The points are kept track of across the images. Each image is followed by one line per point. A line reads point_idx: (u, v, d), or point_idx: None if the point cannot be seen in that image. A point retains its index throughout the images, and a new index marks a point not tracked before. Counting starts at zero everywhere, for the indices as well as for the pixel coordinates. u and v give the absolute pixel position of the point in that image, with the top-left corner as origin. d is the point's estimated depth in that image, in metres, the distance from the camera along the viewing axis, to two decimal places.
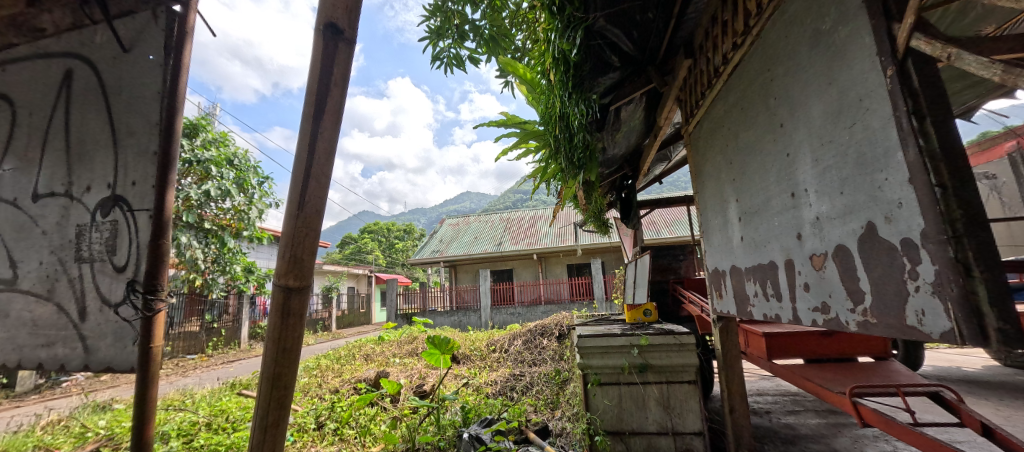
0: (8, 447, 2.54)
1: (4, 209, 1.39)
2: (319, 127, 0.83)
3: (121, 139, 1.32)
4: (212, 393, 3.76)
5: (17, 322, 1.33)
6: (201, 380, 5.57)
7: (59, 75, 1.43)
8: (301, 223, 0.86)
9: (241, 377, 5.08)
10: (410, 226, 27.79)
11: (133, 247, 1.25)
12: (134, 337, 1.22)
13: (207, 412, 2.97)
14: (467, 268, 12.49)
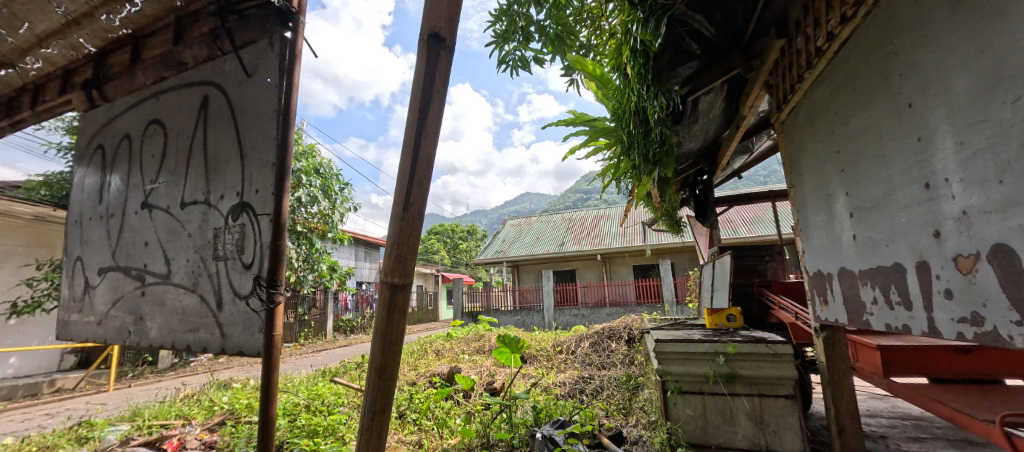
0: (158, 413, 3.05)
1: (161, 215, 1.66)
2: (421, 133, 0.87)
3: (246, 153, 1.51)
4: (308, 378, 4.19)
5: (171, 309, 1.58)
6: (297, 367, 6.25)
7: (198, 101, 1.68)
8: (405, 224, 0.91)
9: (330, 365, 5.61)
10: (473, 226, 28.67)
11: (259, 247, 1.42)
12: (260, 326, 1.38)
13: (306, 395, 3.32)
14: (529, 268, 12.60)
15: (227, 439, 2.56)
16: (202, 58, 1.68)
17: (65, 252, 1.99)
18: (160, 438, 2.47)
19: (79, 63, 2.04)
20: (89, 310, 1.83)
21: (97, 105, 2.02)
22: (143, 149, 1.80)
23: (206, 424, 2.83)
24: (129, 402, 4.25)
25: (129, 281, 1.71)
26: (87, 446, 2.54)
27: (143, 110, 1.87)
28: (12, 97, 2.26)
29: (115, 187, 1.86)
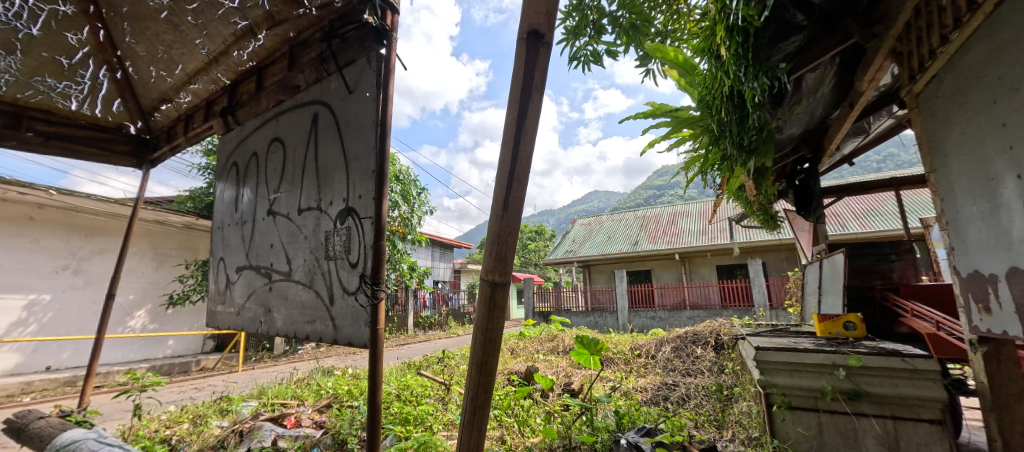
0: (279, 393, 3.52)
1: (284, 221, 1.91)
2: (520, 132, 0.87)
3: (351, 162, 1.66)
4: (397, 370, 4.52)
5: (293, 303, 1.80)
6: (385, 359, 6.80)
7: (310, 119, 1.89)
8: (505, 223, 0.92)
9: (414, 359, 6.01)
10: (540, 226, 28.73)
11: (364, 248, 1.55)
12: (366, 319, 1.50)
13: (396, 385, 3.59)
14: (600, 269, 12.30)
15: (334, 420, 2.86)
16: (312, 80, 1.89)
17: (211, 253, 2.37)
18: (282, 415, 2.84)
19: (216, 94, 2.42)
20: (230, 302, 2.16)
21: (231, 129, 2.38)
22: (267, 164, 2.08)
23: (316, 406, 3.20)
24: (255, 382, 4.97)
25: (259, 278, 1.99)
26: (228, 417, 3.01)
27: (265, 131, 2.16)
28: (170, 127, 2.76)
29: (247, 198, 2.17)
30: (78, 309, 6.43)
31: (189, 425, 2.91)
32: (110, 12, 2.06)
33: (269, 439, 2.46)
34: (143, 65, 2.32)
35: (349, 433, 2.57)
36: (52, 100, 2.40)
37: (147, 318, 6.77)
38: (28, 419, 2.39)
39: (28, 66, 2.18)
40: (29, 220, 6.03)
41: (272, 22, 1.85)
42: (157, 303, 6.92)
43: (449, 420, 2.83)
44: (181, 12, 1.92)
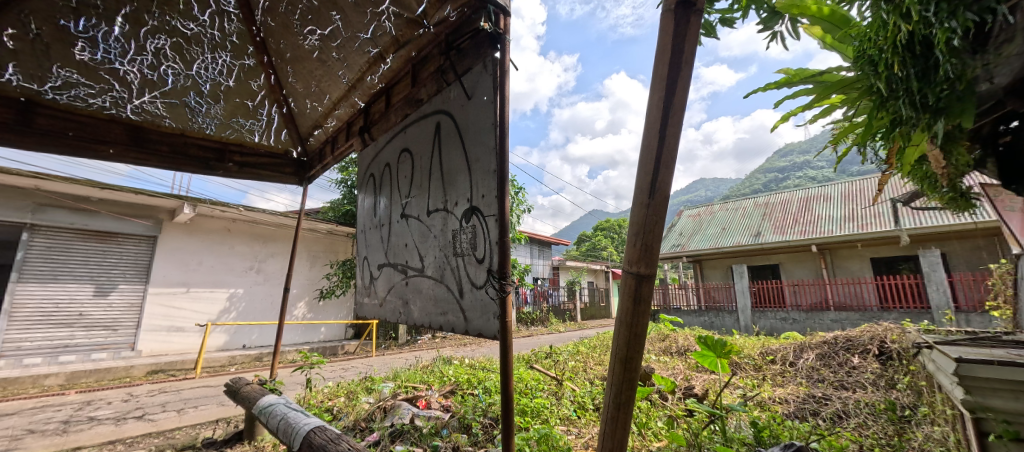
0: (410, 378, 3.97)
1: (415, 222, 2.12)
2: (668, 116, 0.82)
3: (473, 164, 1.76)
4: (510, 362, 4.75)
5: (427, 296, 1.99)
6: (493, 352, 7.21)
7: (433, 128, 2.07)
8: (651, 211, 0.87)
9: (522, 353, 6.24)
10: None
11: (489, 245, 1.63)
12: (495, 313, 1.57)
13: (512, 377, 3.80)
14: (713, 264, 11.18)
15: (459, 405, 3.14)
16: (433, 92, 2.07)
17: (356, 253, 2.76)
18: (415, 396, 3.20)
19: (354, 116, 2.81)
20: (374, 295, 2.49)
21: (367, 145, 2.73)
22: (398, 172, 2.34)
23: (442, 390, 3.53)
24: (391, 367, 5.73)
25: (397, 274, 2.25)
26: (373, 395, 3.49)
27: (395, 143, 2.43)
28: (320, 149, 3.28)
29: (383, 204, 2.47)
30: (260, 300, 8.13)
31: (345, 398, 3.45)
32: (278, 59, 2.51)
33: (408, 417, 2.79)
34: (301, 99, 2.79)
35: (473, 419, 2.81)
36: (243, 135, 3.05)
37: (306, 308, 8.25)
38: (240, 383, 3.09)
39: (228, 111, 2.81)
40: (227, 230, 7.81)
41: (398, 45, 2.06)
42: (311, 297, 8.39)
43: (565, 415, 2.87)
44: (328, 50, 2.26)
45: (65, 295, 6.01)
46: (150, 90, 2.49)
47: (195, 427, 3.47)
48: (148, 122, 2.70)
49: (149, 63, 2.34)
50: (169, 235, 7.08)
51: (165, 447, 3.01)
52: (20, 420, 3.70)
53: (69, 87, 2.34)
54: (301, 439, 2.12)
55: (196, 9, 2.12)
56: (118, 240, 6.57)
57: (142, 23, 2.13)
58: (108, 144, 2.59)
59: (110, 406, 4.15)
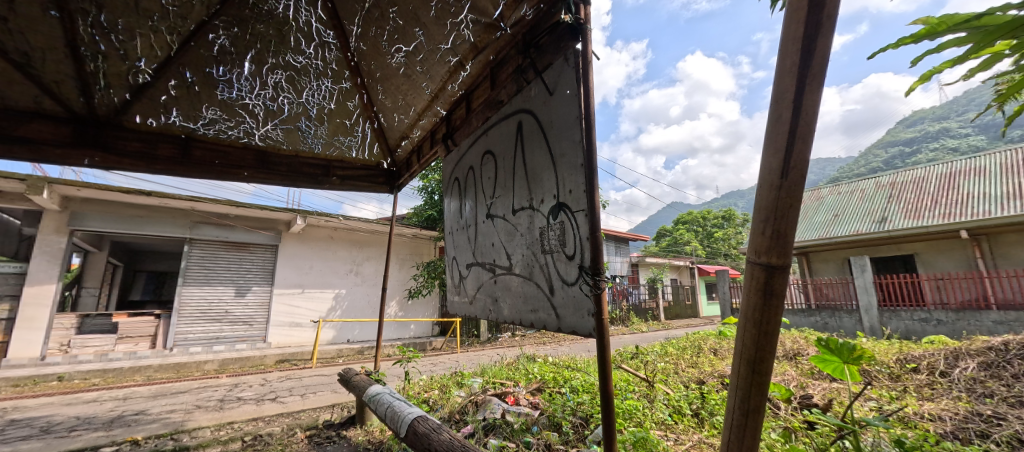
0: (497, 374, 4.12)
1: (501, 222, 2.17)
2: (804, 87, 0.72)
3: (558, 161, 1.75)
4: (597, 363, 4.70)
5: (517, 294, 2.02)
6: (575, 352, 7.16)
7: (515, 128, 2.10)
8: (784, 193, 0.77)
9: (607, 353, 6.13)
10: (729, 211, 24.72)
11: (579, 240, 1.59)
12: (590, 310, 1.52)
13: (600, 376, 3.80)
14: (823, 257, 9.81)
15: (547, 404, 3.16)
16: (514, 93, 2.10)
17: (445, 254, 2.90)
18: (504, 392, 3.29)
19: (437, 125, 2.97)
20: (464, 293, 2.60)
21: (451, 151, 2.88)
22: (482, 174, 2.42)
23: (529, 388, 3.58)
24: (478, 363, 6.00)
25: (485, 273, 2.32)
26: (464, 389, 3.68)
27: (478, 147, 2.52)
28: (407, 159, 3.53)
29: (469, 207, 2.57)
30: (359, 300, 9.04)
31: (439, 391, 3.68)
32: (369, 79, 2.73)
33: (499, 412, 2.88)
34: (390, 114, 3.02)
35: (563, 418, 2.81)
36: (343, 152, 3.41)
37: (397, 307, 9.00)
38: (351, 373, 3.44)
39: (331, 131, 3.15)
40: (330, 238, 8.82)
41: (476, 51, 2.13)
42: (401, 296, 9.13)
43: (661, 419, 2.73)
44: (413, 64, 2.41)
45: (214, 296, 7.29)
46: (272, 119, 2.89)
47: (316, 410, 3.97)
48: (271, 147, 3.14)
49: (270, 96, 2.72)
50: (287, 243, 8.21)
51: (295, 426, 3.49)
52: (192, 397, 4.58)
53: (214, 123, 2.81)
54: (406, 427, 2.29)
55: (303, 43, 2.41)
56: (249, 249, 7.78)
57: (264, 61, 2.48)
58: (244, 168, 3.08)
59: (252, 388, 4.94)
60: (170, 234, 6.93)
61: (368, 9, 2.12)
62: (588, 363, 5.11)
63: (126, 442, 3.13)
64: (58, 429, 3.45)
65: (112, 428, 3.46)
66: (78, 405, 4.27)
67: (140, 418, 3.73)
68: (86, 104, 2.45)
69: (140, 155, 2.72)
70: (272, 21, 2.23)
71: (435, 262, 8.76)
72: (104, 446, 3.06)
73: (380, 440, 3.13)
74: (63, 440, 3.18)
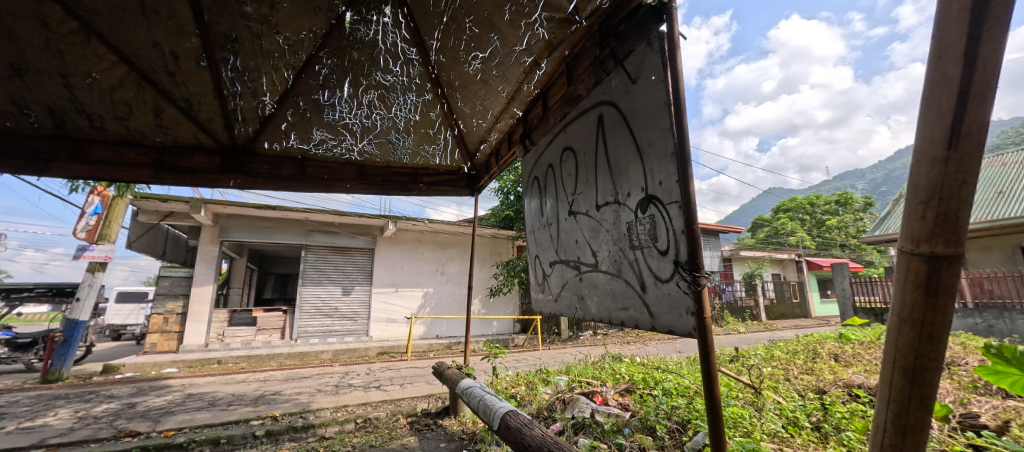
0: (582, 372, 4.15)
1: (585, 218, 2.14)
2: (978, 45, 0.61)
3: (645, 151, 1.67)
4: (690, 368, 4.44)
5: (605, 291, 1.97)
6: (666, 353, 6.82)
7: (595, 121, 2.06)
8: (953, 169, 0.64)
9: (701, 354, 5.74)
10: (844, 194, 21.31)
11: (671, 233, 1.49)
12: (688, 308, 1.40)
13: (695, 381, 3.63)
14: (982, 245, 8.00)
15: (638, 406, 3.07)
16: (593, 86, 2.05)
17: (527, 253, 2.95)
18: (591, 391, 3.27)
19: (514, 126, 3.03)
20: (548, 290, 2.62)
21: (529, 151, 2.91)
22: (562, 171, 2.41)
23: (617, 388, 3.56)
24: (562, 361, 6.02)
25: (570, 270, 2.30)
26: (550, 386, 3.72)
27: (557, 144, 2.51)
28: (486, 162, 3.66)
29: (550, 205, 2.58)
30: (445, 298, 9.63)
31: (525, 387, 3.76)
32: (448, 89, 2.88)
33: (588, 411, 2.85)
34: (469, 120, 3.15)
35: (657, 422, 2.69)
36: (428, 160, 3.65)
37: (481, 305, 9.43)
38: (444, 366, 3.67)
39: (417, 141, 3.40)
40: (418, 240, 9.52)
41: (551, 48, 2.12)
42: (483, 294, 9.54)
43: (774, 431, 2.46)
44: (489, 70, 2.49)
45: (326, 294, 8.35)
46: (368, 134, 3.21)
47: (414, 399, 4.32)
48: (368, 160, 3.49)
49: (365, 114, 3.01)
50: (381, 247, 9.07)
51: (398, 412, 3.84)
52: (314, 381, 5.32)
53: (322, 143, 3.21)
54: (499, 420, 2.37)
55: (390, 63, 2.64)
56: (351, 252, 8.75)
57: (359, 84, 2.76)
58: (346, 180, 3.47)
59: (361, 376, 5.57)
60: (290, 242, 8.12)
61: (446, 22, 2.24)
62: (682, 365, 4.80)
63: (268, 417, 3.73)
64: (221, 403, 4.25)
65: (257, 405, 4.15)
66: (233, 384, 5.22)
67: (277, 398, 4.44)
68: (229, 136, 2.96)
69: (269, 175, 3.22)
70: (364, 46, 2.47)
71: (514, 260, 8.97)
72: (253, 419, 3.69)
73: (473, 431, 3.30)
74: (225, 412, 3.90)
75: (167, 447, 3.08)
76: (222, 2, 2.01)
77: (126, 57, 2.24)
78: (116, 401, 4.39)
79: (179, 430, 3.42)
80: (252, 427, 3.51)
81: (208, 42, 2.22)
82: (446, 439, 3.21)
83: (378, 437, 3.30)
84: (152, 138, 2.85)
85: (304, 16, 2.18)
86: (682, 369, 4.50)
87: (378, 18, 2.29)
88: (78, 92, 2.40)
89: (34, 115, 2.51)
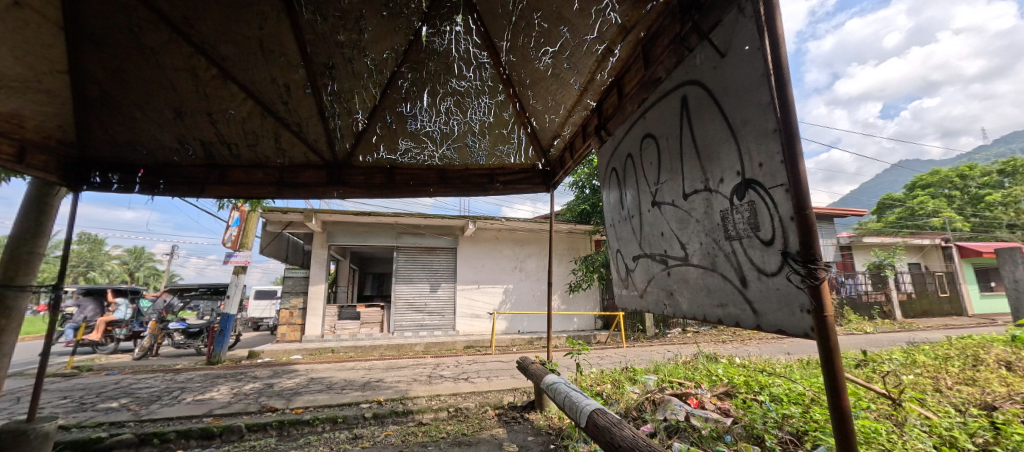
0: (673, 372, 3.94)
1: (670, 209, 2.00)
2: None
3: (739, 131, 1.50)
4: (803, 373, 3.96)
5: (697, 286, 1.83)
6: (773, 355, 6.11)
7: (678, 103, 1.91)
8: None
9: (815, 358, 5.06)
10: (1014, 161, 16.90)
11: (777, 221, 1.31)
12: (803, 305, 1.22)
13: (811, 387, 3.22)
14: None
15: (741, 413, 2.82)
16: (674, 65, 1.90)
17: (608, 247, 2.86)
18: (685, 393, 3.09)
19: (587, 118, 2.95)
20: (633, 286, 2.51)
21: (605, 142, 2.81)
22: (643, 160, 2.28)
23: (715, 391, 3.32)
24: (649, 359, 5.75)
25: (656, 265, 2.18)
26: (638, 386, 3.59)
27: (635, 132, 2.38)
28: (561, 157, 3.62)
29: (630, 196, 2.47)
30: (525, 294, 9.81)
31: (611, 385, 3.67)
32: (520, 88, 2.90)
33: (682, 414, 2.69)
34: (541, 116, 3.15)
35: (765, 431, 2.44)
36: (503, 159, 3.73)
37: (560, 300, 9.44)
38: (527, 361, 3.74)
39: (492, 142, 3.49)
40: (496, 238, 9.83)
41: (625, 32, 2.01)
42: (562, 290, 9.52)
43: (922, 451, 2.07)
44: (560, 64, 2.46)
45: (416, 291, 9.06)
46: (447, 140, 3.38)
47: (500, 391, 4.48)
48: (448, 165, 3.68)
49: (443, 120, 3.18)
50: (463, 246, 9.55)
51: (486, 403, 4.02)
52: (410, 371, 5.81)
53: (407, 152, 3.47)
54: (586, 418, 2.34)
55: (464, 69, 2.75)
56: (436, 252, 9.37)
57: (437, 93, 2.93)
58: (429, 184, 3.71)
59: (451, 368, 5.95)
60: (384, 244, 8.96)
61: (515, 21, 2.27)
62: (792, 369, 4.25)
63: (374, 401, 4.17)
64: (336, 387, 4.87)
65: (365, 391, 4.67)
66: (345, 371, 5.95)
67: (380, 385, 4.95)
68: (331, 152, 3.35)
69: (364, 185, 3.58)
70: (440, 56, 2.62)
71: (592, 256, 8.78)
72: (362, 402, 4.15)
73: (560, 427, 3.32)
74: (340, 395, 4.46)
75: (298, 422, 3.63)
76: (320, 34, 2.31)
77: (253, 92, 2.68)
78: (259, 381, 5.30)
79: (306, 408, 3.99)
80: (362, 409, 3.97)
81: (311, 71, 2.56)
82: (534, 433, 3.27)
83: (469, 426, 3.49)
84: (273, 161, 3.34)
85: (386, 36, 2.39)
86: (793, 374, 3.99)
87: (450, 27, 2.41)
88: (220, 126, 2.93)
89: (191, 149, 3.11)
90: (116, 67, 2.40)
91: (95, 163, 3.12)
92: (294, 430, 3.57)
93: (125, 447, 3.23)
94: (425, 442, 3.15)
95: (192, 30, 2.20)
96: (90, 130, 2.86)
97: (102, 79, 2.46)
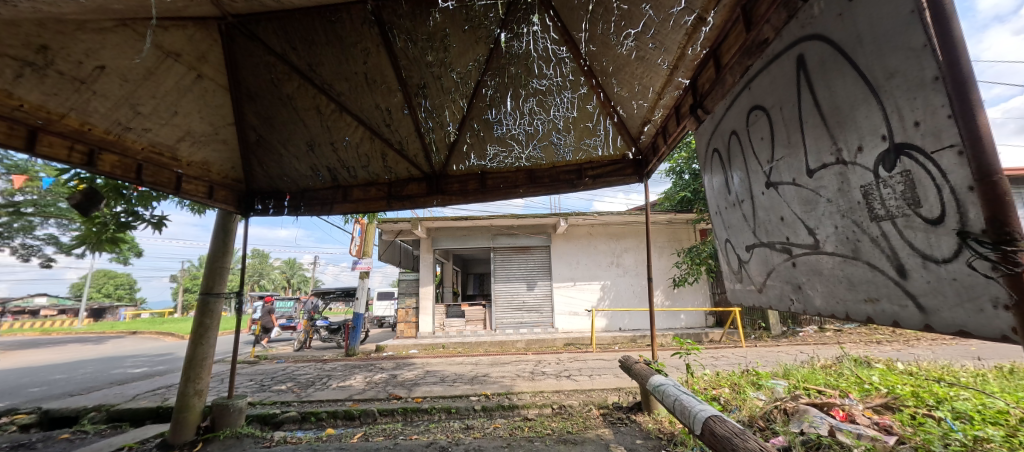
0: (808, 377, 3.40)
1: (792, 189, 1.72)
2: None
3: (882, 86, 1.22)
4: (1004, 386, 3.08)
5: (833, 278, 1.54)
6: (956, 360, 4.87)
7: (794, 64, 1.63)
8: None
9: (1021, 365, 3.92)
10: None
11: (947, 192, 1.03)
12: (997, 298, 0.94)
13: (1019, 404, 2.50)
14: None
15: (909, 431, 2.31)
16: (784, 21, 1.63)
17: (716, 236, 2.58)
18: (826, 404, 2.65)
19: (680, 98, 2.70)
20: (749, 280, 2.23)
21: (703, 121, 2.53)
22: (753, 136, 1.99)
23: (868, 403, 2.76)
24: (777, 361, 5.06)
25: (777, 254, 1.89)
26: (763, 391, 3.20)
27: (738, 106, 2.10)
28: (653, 143, 3.36)
29: (738, 179, 2.18)
30: (624, 290, 9.42)
31: (730, 390, 3.32)
32: (603, 77, 2.80)
33: (824, 428, 2.33)
34: (628, 103, 2.99)
35: None
36: (590, 153, 3.60)
37: (664, 296, 8.88)
38: (631, 361, 3.59)
39: (578, 136, 3.40)
40: (590, 234, 9.63)
41: None
42: (665, 285, 8.92)
43: None
44: (644, 44, 2.30)
45: (514, 290, 9.39)
46: (532, 140, 3.40)
47: (604, 390, 4.38)
48: (536, 164, 3.68)
49: (525, 121, 3.22)
50: (557, 244, 9.59)
51: (590, 402, 3.96)
52: (515, 367, 6.06)
53: (495, 157, 3.58)
54: (700, 425, 2.15)
55: (544, 67, 2.76)
56: (531, 251, 9.58)
57: (520, 95, 2.99)
58: (518, 186, 3.75)
59: (553, 365, 6.02)
60: (482, 246, 9.49)
61: (593, 9, 2.21)
62: (986, 379, 3.33)
63: (482, 395, 4.44)
64: (448, 380, 5.31)
65: (474, 384, 5.00)
66: (455, 365, 6.48)
67: (487, 379, 5.26)
68: (429, 165, 3.63)
69: (460, 192, 3.78)
70: (519, 58, 2.68)
71: (697, 246, 8.07)
72: (471, 395, 4.47)
73: (671, 432, 3.11)
74: (452, 387, 4.86)
75: (418, 410, 4.05)
76: (412, 58, 2.55)
77: (361, 119, 3.07)
78: (385, 372, 6.07)
79: (425, 398, 4.44)
80: (472, 401, 4.27)
81: (407, 93, 2.84)
82: (642, 436, 3.13)
83: (574, 424, 3.48)
84: (382, 177, 3.77)
85: (469, 49, 2.53)
86: (988, 385, 3.12)
87: (528, 28, 2.45)
88: (339, 153, 3.43)
89: (320, 174, 3.69)
90: (266, 115, 3.00)
91: (257, 194, 3.92)
92: (416, 417, 4.01)
93: (293, 422, 3.99)
94: (532, 437, 3.24)
95: (315, 74, 2.62)
96: (251, 168, 3.62)
97: (256, 125, 3.12)
